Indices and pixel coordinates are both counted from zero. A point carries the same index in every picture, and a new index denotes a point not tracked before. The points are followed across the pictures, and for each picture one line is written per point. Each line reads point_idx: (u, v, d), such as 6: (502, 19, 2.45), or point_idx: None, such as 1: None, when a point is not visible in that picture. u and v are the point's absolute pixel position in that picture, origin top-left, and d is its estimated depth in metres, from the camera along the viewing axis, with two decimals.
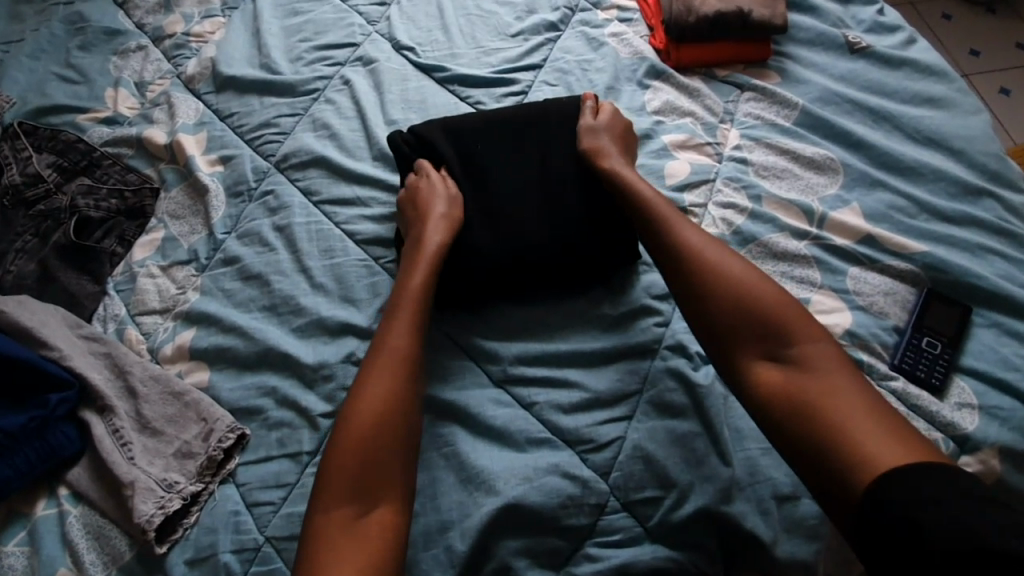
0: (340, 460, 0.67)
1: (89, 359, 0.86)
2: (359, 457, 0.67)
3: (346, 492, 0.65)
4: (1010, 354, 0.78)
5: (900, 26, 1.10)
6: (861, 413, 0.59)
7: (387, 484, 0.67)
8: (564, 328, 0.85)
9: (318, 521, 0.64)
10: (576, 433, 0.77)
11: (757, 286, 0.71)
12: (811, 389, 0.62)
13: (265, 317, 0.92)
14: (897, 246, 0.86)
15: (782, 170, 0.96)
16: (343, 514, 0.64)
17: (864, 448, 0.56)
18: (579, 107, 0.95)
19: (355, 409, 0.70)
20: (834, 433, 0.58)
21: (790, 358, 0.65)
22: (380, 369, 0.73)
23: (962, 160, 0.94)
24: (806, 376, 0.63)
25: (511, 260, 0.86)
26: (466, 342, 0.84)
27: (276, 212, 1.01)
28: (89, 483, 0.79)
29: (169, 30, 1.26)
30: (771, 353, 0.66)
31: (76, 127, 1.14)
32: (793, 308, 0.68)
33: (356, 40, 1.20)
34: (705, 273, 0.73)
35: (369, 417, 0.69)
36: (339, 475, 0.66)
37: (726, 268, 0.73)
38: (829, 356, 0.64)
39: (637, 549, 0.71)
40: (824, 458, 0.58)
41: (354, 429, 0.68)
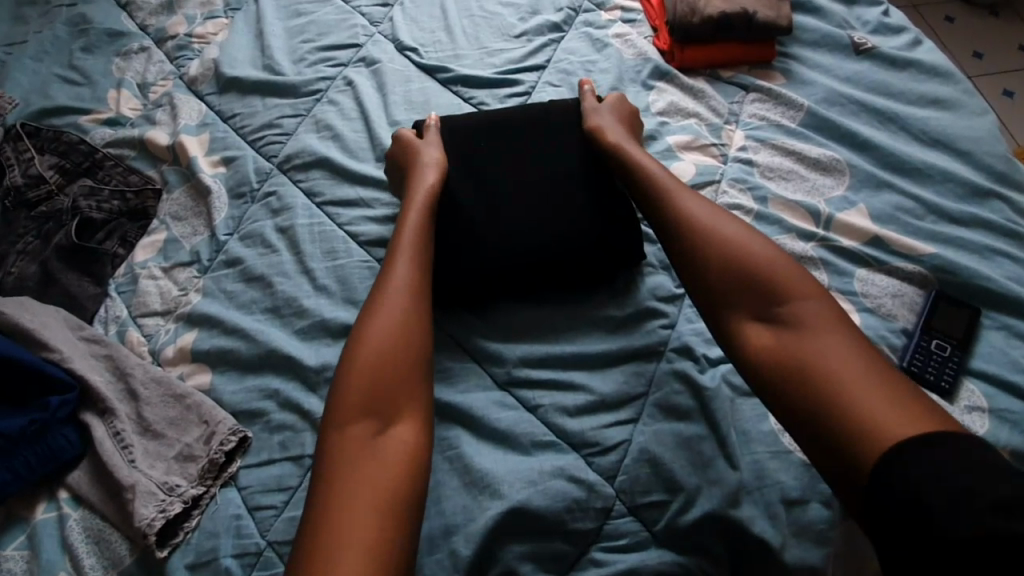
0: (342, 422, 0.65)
1: (90, 361, 0.86)
2: (359, 414, 0.65)
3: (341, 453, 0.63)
4: (1020, 356, 0.77)
5: (906, 27, 1.09)
6: (859, 373, 0.58)
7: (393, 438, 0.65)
8: (569, 331, 0.84)
9: (335, 449, 0.64)
10: (581, 436, 0.76)
11: (753, 251, 0.69)
12: (810, 353, 0.61)
13: (267, 319, 0.91)
14: (905, 247, 0.85)
15: (788, 172, 0.95)
16: (360, 441, 0.64)
17: (868, 413, 0.55)
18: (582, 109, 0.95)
19: (350, 370, 0.68)
20: (832, 396, 0.57)
21: (786, 319, 0.64)
22: (383, 316, 0.72)
23: (970, 161, 0.93)
24: (802, 342, 0.62)
25: (510, 252, 0.85)
26: (469, 344, 0.83)
27: (278, 213, 1.01)
28: (90, 487, 0.78)
29: (172, 31, 1.26)
30: (767, 318, 0.66)
31: (79, 128, 1.14)
32: (790, 274, 0.67)
33: (359, 41, 1.20)
34: (703, 240, 0.73)
35: (364, 381, 0.67)
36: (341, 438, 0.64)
37: (723, 235, 0.72)
38: (828, 318, 0.63)
39: (644, 554, 0.70)
40: (823, 421, 0.57)
41: (353, 391, 0.67)
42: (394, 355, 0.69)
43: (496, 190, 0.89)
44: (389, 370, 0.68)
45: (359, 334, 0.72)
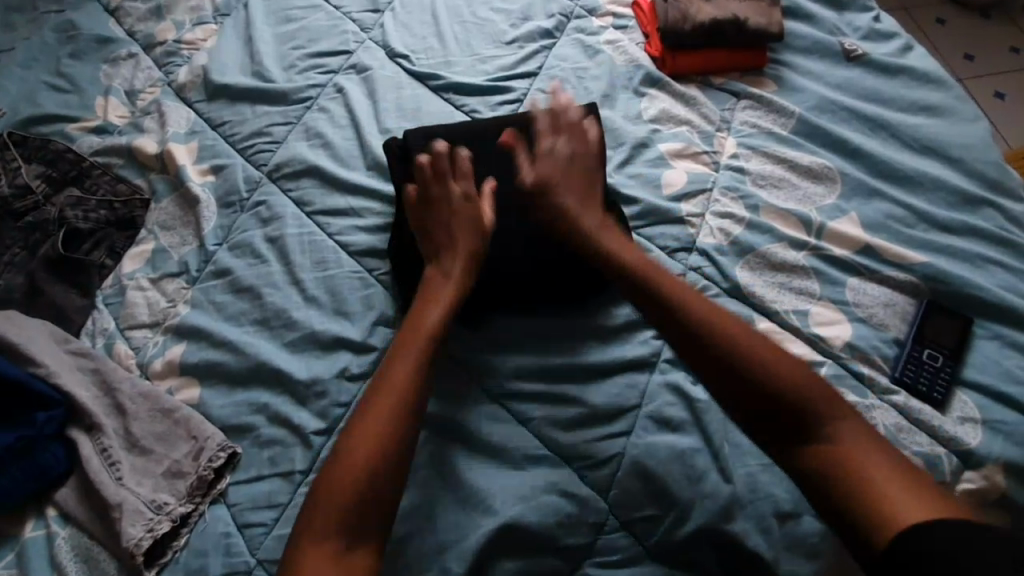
0: (344, 475, 0.66)
1: (77, 375, 0.85)
2: (365, 467, 0.66)
3: (337, 511, 0.64)
4: (1012, 366, 0.77)
5: (897, 34, 1.10)
6: (879, 462, 0.60)
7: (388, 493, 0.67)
8: (567, 343, 0.84)
9: (303, 552, 0.62)
10: (573, 449, 0.75)
11: (761, 345, 0.70)
12: (824, 455, 0.62)
13: (257, 331, 0.90)
14: (896, 257, 0.85)
15: (779, 180, 0.95)
16: (324, 556, 0.62)
17: (882, 496, 0.57)
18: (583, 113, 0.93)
19: (358, 428, 0.69)
20: (848, 486, 0.59)
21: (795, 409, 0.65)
22: (397, 385, 0.71)
23: (961, 169, 0.93)
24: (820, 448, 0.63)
25: (508, 285, 0.86)
26: (468, 359, 0.82)
27: (268, 223, 1.00)
28: (76, 504, 0.77)
29: (160, 37, 1.24)
30: (777, 411, 0.66)
31: (66, 136, 1.12)
32: (785, 359, 0.69)
33: (349, 47, 1.19)
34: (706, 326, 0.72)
35: (372, 438, 0.68)
36: (335, 488, 0.65)
37: (735, 329, 0.71)
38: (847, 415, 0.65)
39: (637, 569, 0.70)
40: (838, 501, 0.59)
41: (359, 450, 0.67)
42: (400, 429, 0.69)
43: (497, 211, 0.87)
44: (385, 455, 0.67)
45: (375, 390, 0.72)
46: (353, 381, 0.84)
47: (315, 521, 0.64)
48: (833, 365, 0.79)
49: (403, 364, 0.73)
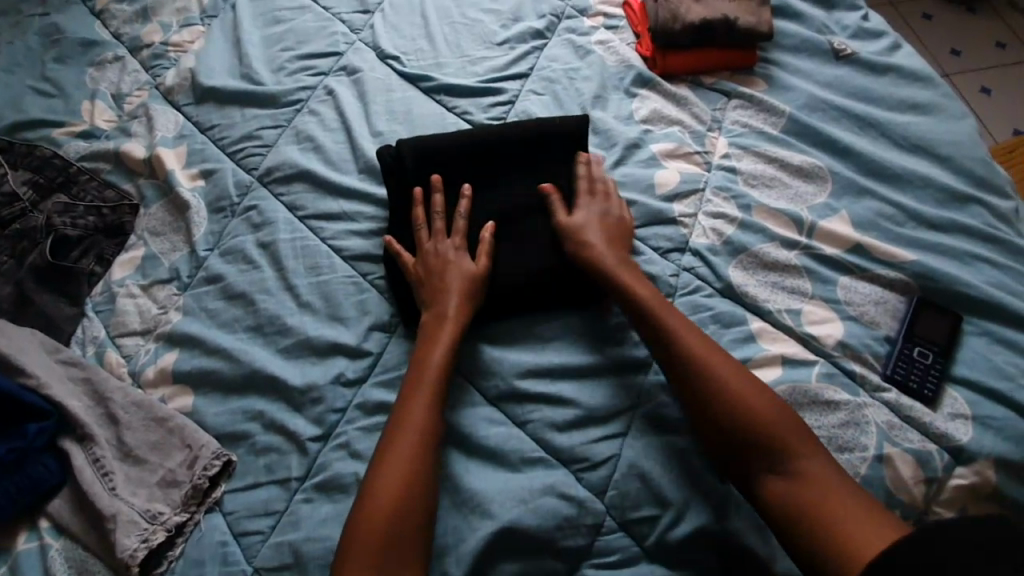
0: (375, 516, 0.67)
1: (69, 385, 0.84)
2: (396, 505, 0.67)
3: (371, 554, 0.65)
4: (1002, 362, 0.78)
5: (885, 32, 1.10)
6: (821, 490, 0.66)
7: (421, 527, 0.68)
8: (567, 348, 0.83)
9: None
10: (570, 451, 0.75)
11: (733, 379, 0.73)
12: (788, 490, 0.67)
13: (250, 338, 0.89)
14: (887, 254, 0.86)
15: (771, 179, 0.95)
16: None
17: (830, 523, 0.63)
18: (566, 122, 0.93)
19: (381, 470, 0.70)
20: (798, 517, 0.65)
21: (765, 442, 0.69)
22: (402, 435, 0.72)
23: (950, 167, 0.94)
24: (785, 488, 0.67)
25: (511, 301, 0.86)
26: (469, 371, 0.82)
27: (259, 228, 0.99)
28: (70, 515, 0.76)
29: (146, 39, 1.23)
30: (750, 448, 0.70)
31: (52, 141, 1.11)
32: (751, 390, 0.72)
33: (339, 49, 1.18)
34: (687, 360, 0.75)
35: (399, 476, 0.69)
36: (371, 530, 0.66)
37: (713, 365, 0.74)
38: (802, 446, 0.69)
39: (636, 569, 0.70)
40: (791, 532, 0.65)
41: (383, 494, 0.68)
42: (414, 475, 0.70)
43: (490, 230, 0.88)
44: (403, 501, 0.68)
45: (392, 432, 0.73)
46: (349, 386, 0.84)
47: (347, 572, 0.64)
48: (826, 363, 0.80)
49: (418, 402, 0.74)
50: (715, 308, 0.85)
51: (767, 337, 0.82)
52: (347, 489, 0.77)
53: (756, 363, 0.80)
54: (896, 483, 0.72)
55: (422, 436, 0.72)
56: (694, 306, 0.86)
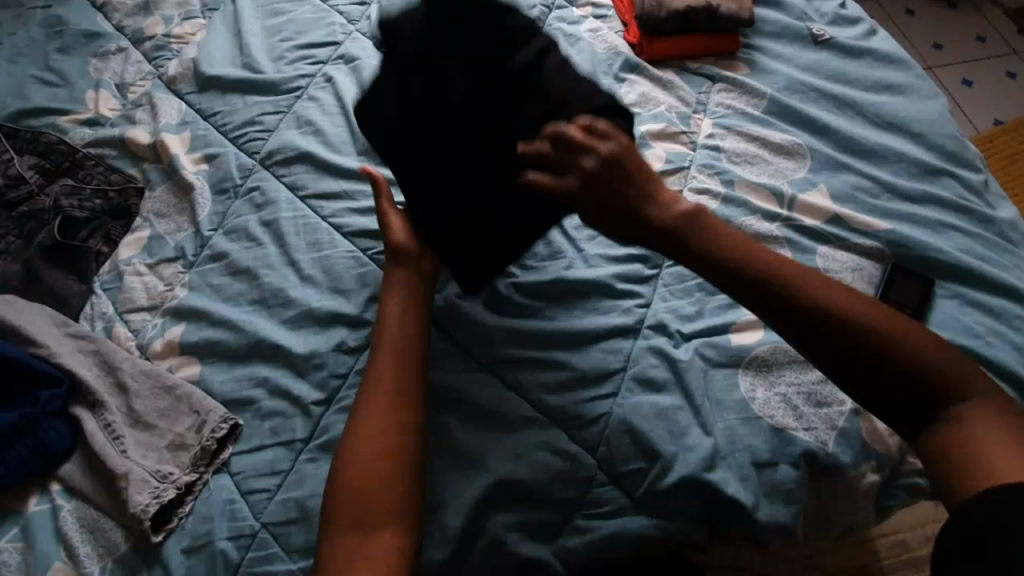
0: (354, 470, 0.67)
1: (78, 356, 0.87)
2: (377, 453, 0.68)
3: (352, 507, 0.66)
4: (971, 322, 0.83)
5: (862, 19, 1.15)
6: (980, 429, 0.59)
7: (404, 481, 0.68)
8: (563, 310, 0.87)
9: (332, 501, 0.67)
10: (563, 410, 0.79)
11: (843, 299, 0.66)
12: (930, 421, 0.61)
13: (255, 310, 0.93)
14: (863, 224, 0.90)
15: (753, 157, 1.00)
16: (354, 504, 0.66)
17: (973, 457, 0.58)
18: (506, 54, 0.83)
19: (359, 427, 0.70)
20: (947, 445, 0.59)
21: (893, 371, 0.62)
22: (385, 365, 0.74)
23: (923, 142, 0.99)
24: (940, 429, 0.61)
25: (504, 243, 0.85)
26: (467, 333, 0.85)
27: (262, 208, 1.02)
28: (80, 477, 0.79)
29: (149, 31, 1.26)
30: (876, 379, 0.63)
31: (58, 129, 1.14)
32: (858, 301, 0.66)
33: (338, 38, 1.22)
34: (781, 292, 0.67)
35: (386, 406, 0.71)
36: (354, 487, 0.67)
37: (812, 289, 0.67)
38: (929, 362, 0.62)
39: (626, 519, 0.74)
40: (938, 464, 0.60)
41: (363, 449, 0.68)
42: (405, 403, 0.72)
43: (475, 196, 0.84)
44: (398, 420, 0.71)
45: (366, 387, 0.73)
46: (350, 354, 0.87)
47: (347, 478, 0.67)
48: None
49: (386, 354, 0.75)
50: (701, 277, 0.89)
51: None
52: None
53: (739, 327, 0.84)
54: (872, 434, 0.77)
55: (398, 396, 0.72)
56: (681, 275, 0.90)
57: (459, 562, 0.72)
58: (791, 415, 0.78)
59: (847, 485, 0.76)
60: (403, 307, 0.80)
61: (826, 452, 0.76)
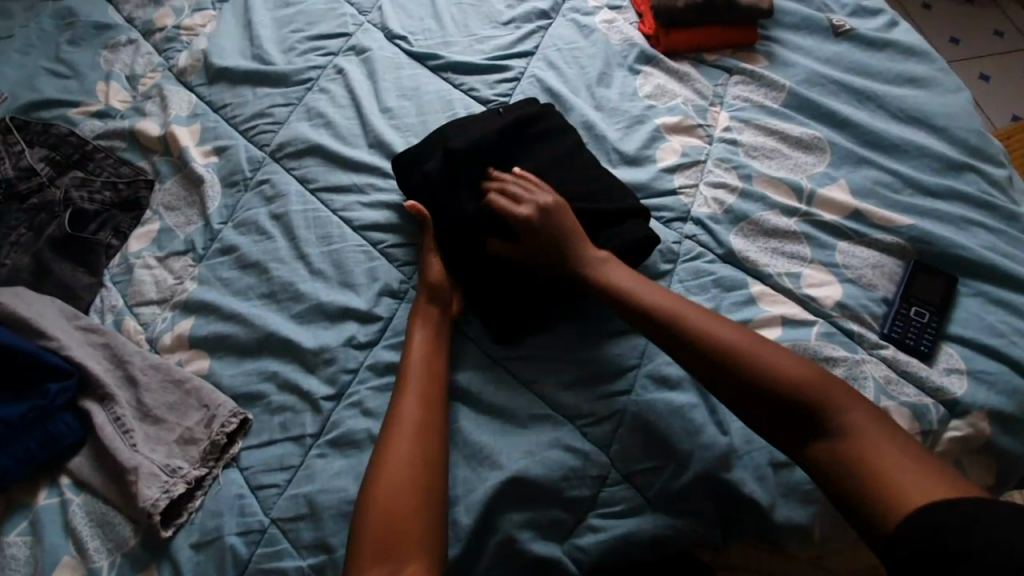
0: (381, 506, 0.66)
1: (88, 349, 0.87)
2: (404, 481, 0.68)
3: (385, 541, 0.64)
4: (996, 321, 0.80)
5: (883, 10, 1.12)
6: (884, 447, 0.61)
7: (430, 507, 0.68)
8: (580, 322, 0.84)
9: (363, 524, 0.66)
10: (577, 408, 0.78)
11: (734, 335, 0.72)
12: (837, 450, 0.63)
13: (264, 304, 0.92)
14: (884, 219, 0.88)
15: (771, 151, 0.98)
16: (384, 528, 0.65)
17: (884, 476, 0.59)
18: (550, 127, 0.94)
19: (386, 455, 0.70)
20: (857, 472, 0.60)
21: (793, 401, 0.66)
22: (408, 398, 0.75)
23: (946, 137, 0.96)
24: (833, 446, 0.63)
25: (527, 297, 0.84)
26: (480, 343, 0.84)
27: (272, 201, 1.01)
28: (91, 471, 0.79)
29: (159, 23, 1.26)
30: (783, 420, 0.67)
31: (68, 121, 1.13)
32: (750, 338, 0.71)
33: (349, 30, 1.20)
34: (679, 331, 0.74)
35: (411, 432, 0.72)
36: (382, 514, 0.66)
37: (709, 329, 0.73)
38: (820, 389, 0.66)
39: (640, 519, 0.72)
40: (846, 490, 0.61)
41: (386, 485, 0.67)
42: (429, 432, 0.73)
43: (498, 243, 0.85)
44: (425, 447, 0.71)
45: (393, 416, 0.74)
46: (360, 349, 0.86)
47: (378, 500, 0.67)
48: (825, 323, 0.82)
49: (410, 399, 0.75)
50: (716, 273, 0.87)
51: (767, 299, 0.84)
52: (359, 445, 0.79)
53: (757, 324, 0.82)
54: None
55: (416, 434, 0.72)
56: (696, 271, 0.88)
57: (471, 560, 0.71)
58: None
59: None
60: (433, 345, 0.80)
61: None
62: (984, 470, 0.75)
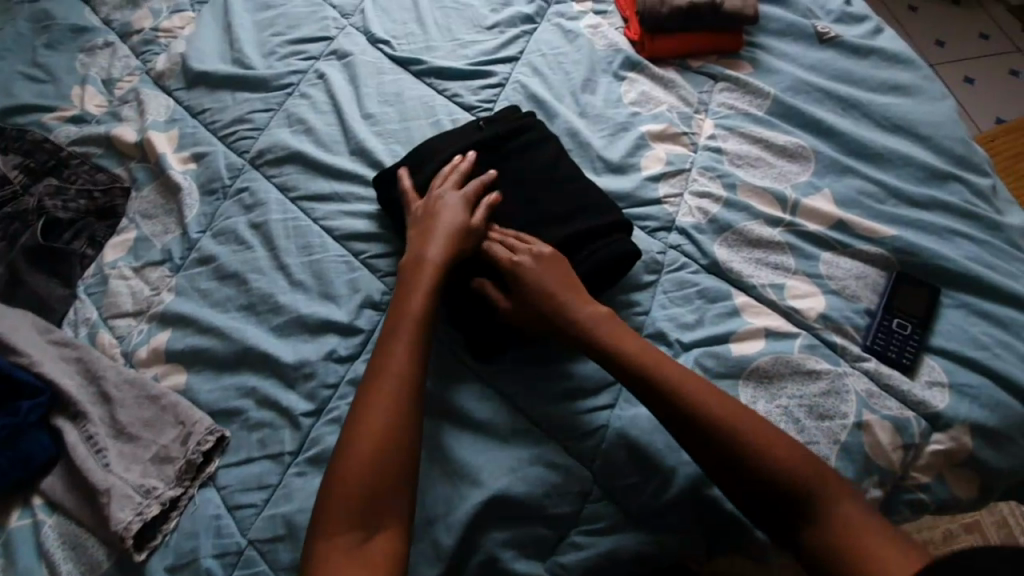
0: (347, 488, 0.66)
1: (62, 364, 0.85)
2: (375, 466, 0.67)
3: (349, 517, 0.65)
4: (978, 333, 0.81)
5: (868, 16, 1.12)
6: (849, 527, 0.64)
7: (399, 489, 0.68)
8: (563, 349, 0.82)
9: (327, 502, 0.66)
10: (559, 423, 0.77)
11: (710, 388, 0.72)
12: (822, 539, 0.65)
13: (243, 317, 0.90)
14: (868, 230, 0.88)
15: (755, 159, 0.97)
16: (347, 511, 0.65)
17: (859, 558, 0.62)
18: (543, 138, 0.94)
19: (358, 437, 0.69)
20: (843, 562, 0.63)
21: (773, 478, 0.67)
22: (386, 382, 0.72)
23: (929, 145, 0.96)
24: (816, 528, 0.65)
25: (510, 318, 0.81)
26: (461, 360, 0.82)
27: (251, 210, 0.99)
28: (63, 491, 0.77)
29: (137, 25, 1.23)
30: (771, 502, 0.67)
31: (42, 126, 1.11)
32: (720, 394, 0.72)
33: (331, 33, 1.18)
34: (659, 388, 0.72)
35: (384, 415, 0.70)
36: (347, 497, 0.66)
37: (692, 389, 0.72)
38: (799, 459, 0.68)
39: (622, 535, 0.72)
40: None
41: (354, 466, 0.67)
42: (405, 420, 0.70)
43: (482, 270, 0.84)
44: (399, 435, 0.69)
45: (369, 395, 0.71)
46: (341, 363, 0.85)
47: (344, 482, 0.66)
48: (808, 335, 0.82)
49: (387, 387, 0.71)
50: (701, 284, 0.87)
51: (750, 311, 0.84)
52: None
53: (741, 336, 0.82)
54: (874, 449, 0.74)
55: (392, 422, 0.70)
56: (680, 282, 0.87)
57: None
58: (792, 429, 0.76)
59: None
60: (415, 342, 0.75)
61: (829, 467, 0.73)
62: (965, 483, 0.76)
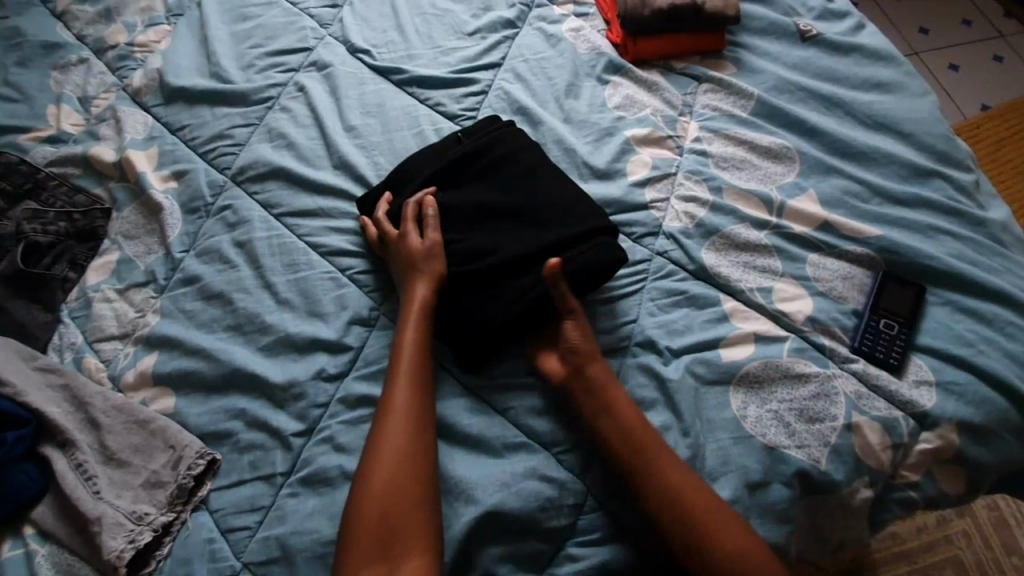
0: (371, 520, 0.67)
1: (46, 392, 0.83)
2: (388, 495, 0.69)
3: (377, 545, 0.66)
4: (963, 330, 0.81)
5: (849, 13, 1.12)
6: None
7: (422, 510, 0.69)
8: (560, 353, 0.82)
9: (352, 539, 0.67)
10: (552, 434, 0.77)
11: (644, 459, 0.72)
12: None
13: (230, 337, 0.89)
14: (852, 230, 0.88)
15: (740, 161, 0.97)
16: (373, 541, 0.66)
17: None
18: (510, 138, 0.94)
19: (372, 467, 0.70)
20: None
21: None
22: (392, 412, 0.74)
23: (911, 142, 0.97)
24: None
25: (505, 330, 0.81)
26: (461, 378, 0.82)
27: (235, 228, 0.98)
28: (53, 521, 0.76)
29: (112, 40, 1.21)
30: None
31: (18, 148, 1.09)
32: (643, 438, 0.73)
33: (310, 44, 1.17)
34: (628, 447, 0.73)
35: (394, 441, 0.72)
36: (372, 529, 0.67)
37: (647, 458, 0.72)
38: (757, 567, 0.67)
39: (618, 546, 0.72)
40: None
41: (374, 503, 0.68)
42: (416, 445, 0.72)
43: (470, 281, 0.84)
44: (411, 461, 0.71)
45: (379, 428, 0.73)
46: (330, 381, 0.85)
47: (369, 514, 0.68)
48: (796, 338, 0.82)
49: (394, 415, 0.73)
50: (688, 290, 0.87)
51: (739, 315, 0.84)
52: (331, 482, 0.78)
53: (729, 341, 0.82)
54: (865, 450, 0.75)
55: (403, 449, 0.71)
56: (669, 289, 0.87)
57: None
58: (783, 433, 0.76)
59: (841, 503, 0.74)
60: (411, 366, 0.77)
61: (820, 470, 0.74)
62: (952, 479, 0.77)
